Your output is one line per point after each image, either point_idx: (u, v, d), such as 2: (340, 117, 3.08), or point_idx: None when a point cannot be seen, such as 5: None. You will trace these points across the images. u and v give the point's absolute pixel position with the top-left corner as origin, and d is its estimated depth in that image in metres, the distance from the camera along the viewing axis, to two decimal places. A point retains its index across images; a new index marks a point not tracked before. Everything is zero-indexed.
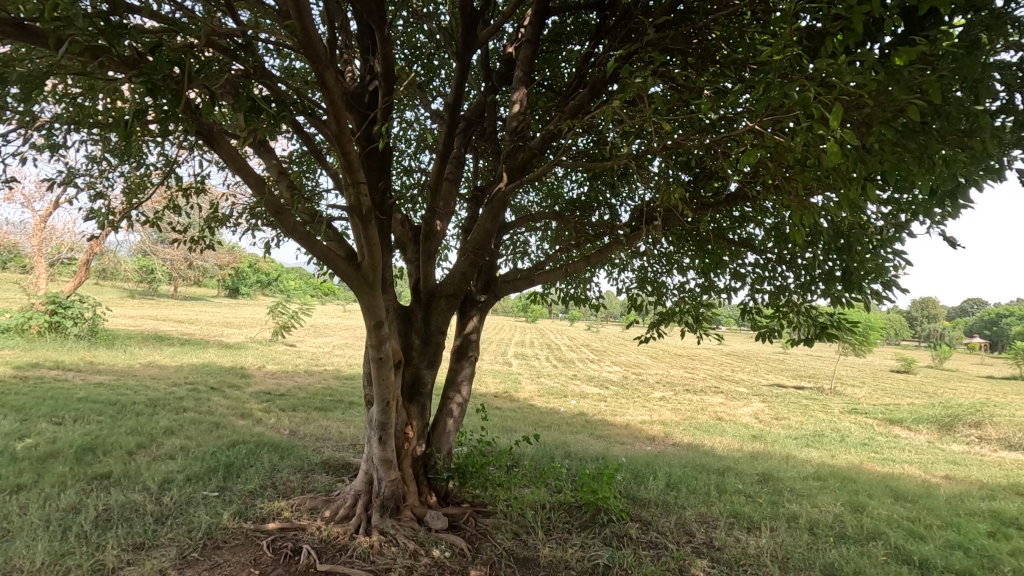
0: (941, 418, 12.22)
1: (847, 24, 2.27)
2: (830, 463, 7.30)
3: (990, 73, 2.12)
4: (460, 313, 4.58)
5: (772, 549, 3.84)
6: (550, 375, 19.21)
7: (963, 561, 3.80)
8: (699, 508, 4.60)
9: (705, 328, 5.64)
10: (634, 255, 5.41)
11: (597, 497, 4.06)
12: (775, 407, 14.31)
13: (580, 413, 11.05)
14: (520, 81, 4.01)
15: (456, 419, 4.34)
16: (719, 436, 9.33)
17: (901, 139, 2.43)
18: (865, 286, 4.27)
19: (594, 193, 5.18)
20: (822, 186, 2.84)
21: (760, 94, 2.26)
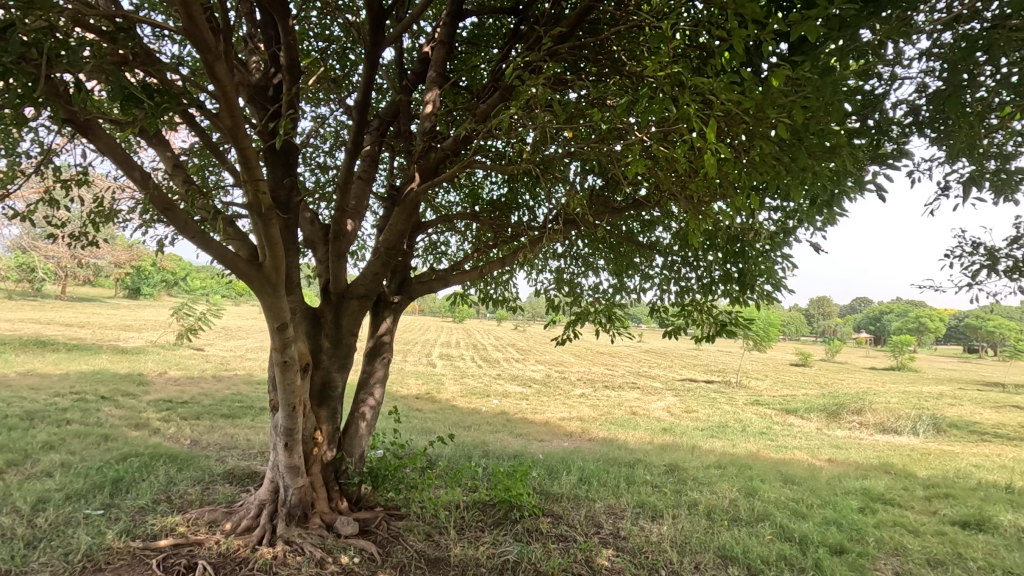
0: (828, 407, 13.44)
1: (730, 45, 2.46)
2: (731, 452, 7.83)
3: (845, 98, 2.38)
4: (372, 314, 4.48)
5: (673, 535, 4.07)
6: (474, 375, 19.25)
7: (836, 535, 4.21)
8: (608, 500, 4.80)
9: (618, 327, 5.88)
10: (551, 256, 5.56)
11: (511, 494, 4.15)
12: (687, 401, 15.12)
13: (501, 411, 11.16)
14: (433, 82, 3.98)
15: (369, 421, 4.25)
16: (633, 430, 9.76)
17: (778, 154, 2.66)
18: (756, 286, 4.63)
19: (513, 195, 5.27)
20: (714, 195, 3.05)
21: (651, 107, 2.41)
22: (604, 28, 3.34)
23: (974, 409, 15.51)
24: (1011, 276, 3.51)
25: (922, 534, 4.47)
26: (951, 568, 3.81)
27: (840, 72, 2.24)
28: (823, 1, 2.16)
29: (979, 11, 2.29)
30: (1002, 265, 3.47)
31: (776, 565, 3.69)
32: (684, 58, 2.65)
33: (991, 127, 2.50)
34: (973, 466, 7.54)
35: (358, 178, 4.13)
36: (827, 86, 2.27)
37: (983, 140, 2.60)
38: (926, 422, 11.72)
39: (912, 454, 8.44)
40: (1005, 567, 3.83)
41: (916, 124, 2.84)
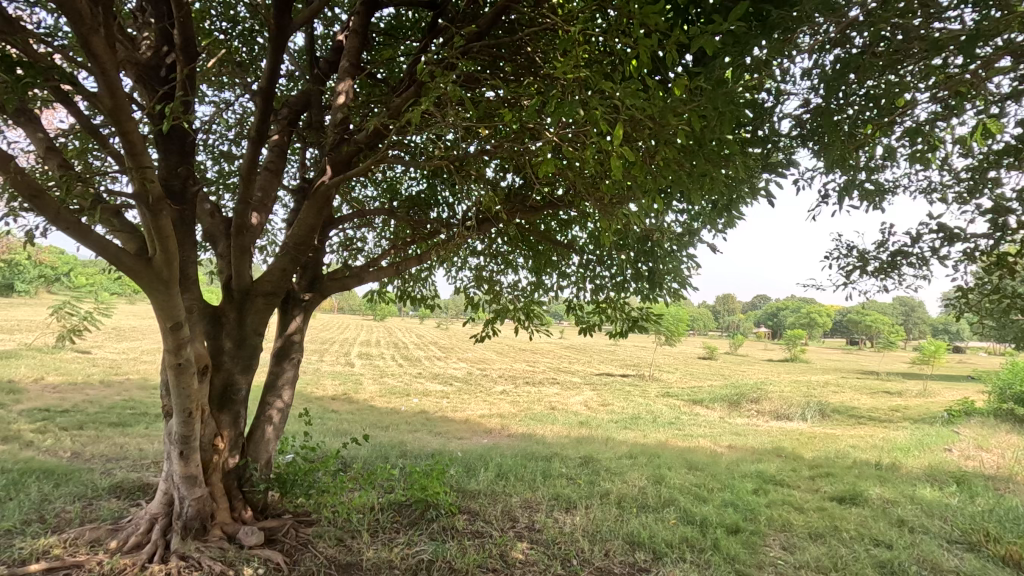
0: (730, 398, 14.45)
1: (637, 53, 2.57)
2: (642, 442, 8.22)
3: (737, 109, 2.55)
4: (281, 313, 4.26)
5: (585, 525, 4.21)
6: (394, 374, 18.88)
7: (732, 516, 4.54)
8: (524, 494, 4.88)
9: (535, 324, 5.98)
10: (470, 253, 5.56)
11: (427, 493, 4.12)
12: (603, 395, 15.68)
13: (421, 410, 11.02)
14: (346, 72, 3.84)
15: (277, 425, 4.04)
16: (551, 425, 9.98)
17: (680, 159, 2.80)
18: (664, 284, 4.88)
19: (432, 191, 5.21)
20: (624, 196, 3.17)
21: (561, 108, 2.46)
22: (521, 29, 3.37)
23: (852, 396, 17.28)
24: (878, 276, 3.93)
25: (806, 510, 4.92)
26: (828, 539, 4.21)
27: (733, 85, 2.40)
28: (719, 18, 2.31)
29: (851, 38, 2.54)
30: (871, 266, 3.87)
31: (679, 548, 3.92)
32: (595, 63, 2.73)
33: (859, 142, 2.79)
34: (850, 446, 8.40)
35: (265, 169, 3.91)
36: (721, 98, 2.43)
37: (854, 153, 2.90)
38: (812, 408, 12.91)
39: (800, 438, 9.28)
40: (872, 534, 4.29)
41: (801, 137, 3.11)
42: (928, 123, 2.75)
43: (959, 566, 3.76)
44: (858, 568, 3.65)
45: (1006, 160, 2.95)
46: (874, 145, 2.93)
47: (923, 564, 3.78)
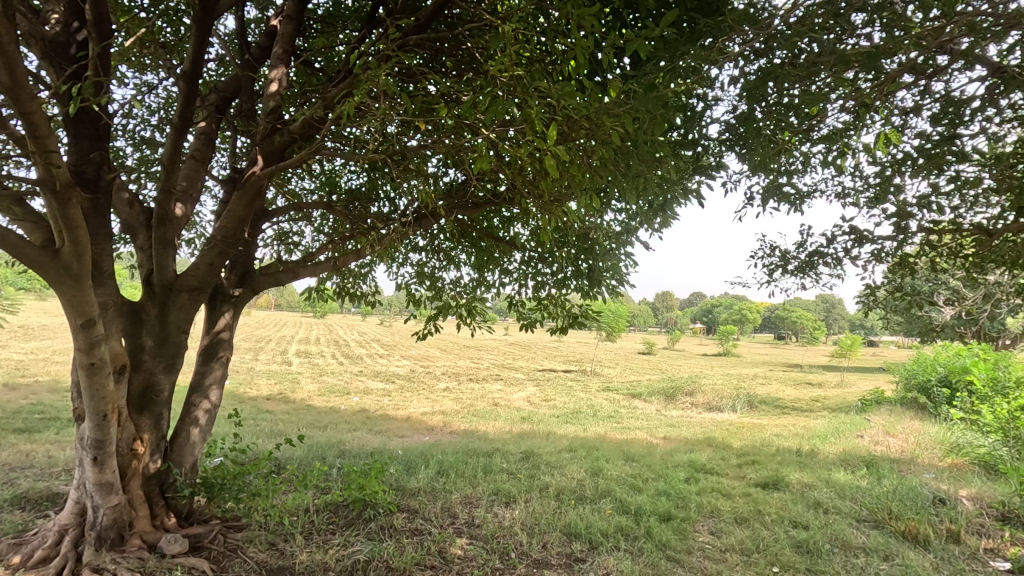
0: (666, 391, 15.00)
1: (574, 54, 2.61)
2: (582, 436, 8.39)
3: (666, 113, 2.64)
4: (208, 309, 4.05)
5: (524, 519, 4.27)
6: (334, 372, 18.39)
7: (665, 504, 4.72)
8: (465, 490, 4.88)
9: (478, 321, 5.98)
10: (412, 249, 5.49)
11: (365, 493, 4.05)
12: (546, 390, 15.89)
13: (361, 409, 10.79)
14: (279, 58, 3.68)
15: (203, 427, 3.85)
16: (493, 421, 10.02)
17: (616, 159, 2.88)
18: (604, 281, 4.99)
19: (373, 186, 5.10)
20: (562, 195, 3.23)
21: (497, 105, 2.47)
22: (462, 23, 3.34)
23: (778, 387, 18.33)
24: (797, 275, 4.19)
25: (732, 496, 5.19)
26: (752, 523, 4.46)
27: (664, 90, 2.50)
28: (651, 23, 2.38)
29: (772, 49, 2.68)
30: (791, 265, 4.12)
31: (614, 537, 4.04)
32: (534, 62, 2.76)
33: (779, 148, 2.97)
34: (774, 435, 8.91)
35: (190, 157, 3.71)
36: (653, 100, 2.51)
37: (775, 158, 3.08)
38: (742, 400, 13.62)
39: (729, 428, 9.75)
40: (790, 517, 4.57)
41: (728, 142, 3.26)
42: (839, 132, 2.96)
43: (866, 542, 4.07)
44: (777, 549, 3.88)
45: (906, 169, 3.22)
46: (793, 151, 3.13)
47: (835, 542, 4.07)
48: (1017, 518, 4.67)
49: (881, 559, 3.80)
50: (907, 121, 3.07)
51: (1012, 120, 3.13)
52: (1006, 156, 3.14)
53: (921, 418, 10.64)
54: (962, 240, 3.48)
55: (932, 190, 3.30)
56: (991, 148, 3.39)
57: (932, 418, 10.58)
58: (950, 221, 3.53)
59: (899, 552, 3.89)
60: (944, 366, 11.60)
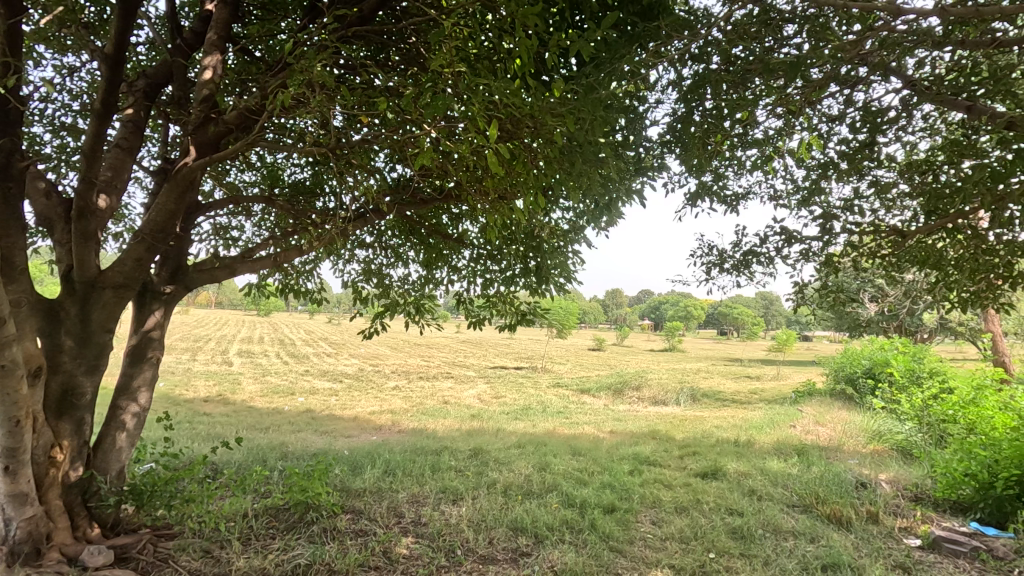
0: (614, 386, 15.34)
1: (518, 53, 2.63)
2: (531, 432, 8.47)
3: (606, 113, 2.70)
4: (136, 307, 3.83)
5: (470, 516, 4.27)
6: (278, 372, 17.81)
7: (609, 497, 4.84)
8: (411, 489, 4.84)
9: (426, 319, 5.93)
10: (358, 245, 5.38)
11: (308, 495, 3.95)
12: (497, 387, 15.92)
13: (306, 410, 10.49)
14: (214, 45, 3.50)
15: (131, 432, 3.66)
16: (443, 419, 9.97)
17: (560, 158, 2.93)
18: (551, 278, 5.05)
19: (317, 180, 4.96)
20: (508, 192, 3.25)
21: (438, 102, 2.46)
22: (407, 16, 3.29)
23: (719, 381, 19.11)
24: (733, 273, 4.37)
25: (673, 486, 5.37)
26: (690, 512, 4.63)
27: (604, 91, 2.55)
28: (591, 25, 2.43)
29: (708, 55, 2.80)
30: (728, 263, 4.30)
31: (559, 530, 4.10)
32: (478, 59, 2.75)
33: (714, 151, 3.09)
34: (714, 427, 9.26)
35: (115, 147, 3.48)
36: (595, 101, 2.56)
37: (711, 160, 3.20)
38: (685, 394, 14.10)
39: (672, 421, 10.07)
40: (727, 505, 4.77)
41: (668, 144, 3.37)
42: (768, 137, 3.11)
43: (795, 526, 4.31)
44: (713, 536, 4.05)
45: (830, 174, 3.42)
46: (727, 154, 3.26)
47: (767, 527, 4.28)
48: (928, 498, 5.05)
49: (807, 542, 4.03)
50: (831, 128, 3.26)
51: (923, 131, 3.38)
52: (918, 164, 3.39)
53: (848, 408, 11.33)
54: (880, 241, 3.72)
55: (854, 194, 3.52)
56: (907, 156, 3.64)
57: (857, 408, 11.28)
58: (869, 223, 3.78)
59: (824, 534, 4.13)
60: (869, 358, 12.40)
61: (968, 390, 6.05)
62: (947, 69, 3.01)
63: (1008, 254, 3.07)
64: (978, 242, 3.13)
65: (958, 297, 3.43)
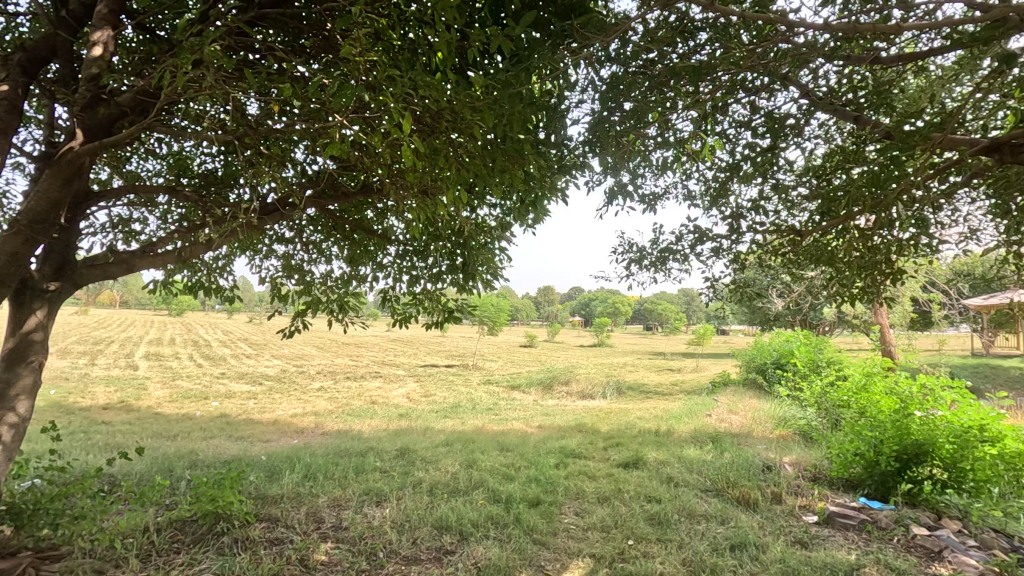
0: (543, 382, 15.58)
1: (436, 45, 2.58)
2: (460, 429, 8.43)
3: (524, 110, 2.70)
4: (15, 306, 3.43)
5: (394, 517, 4.19)
6: (191, 376, 16.69)
7: (534, 490, 4.90)
8: (333, 493, 4.68)
9: (350, 317, 5.74)
10: (276, 240, 5.12)
11: (218, 505, 3.72)
12: (427, 386, 15.74)
13: (221, 414, 9.90)
14: (104, 20, 3.11)
15: (9, 445, 3.28)
16: (369, 419, 9.73)
17: (480, 154, 2.92)
18: (478, 275, 5.02)
19: (230, 171, 4.64)
20: (430, 187, 3.19)
21: (347, 91, 2.36)
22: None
23: (643, 374, 19.91)
24: (652, 270, 4.54)
25: (597, 477, 5.53)
26: (612, 501, 4.78)
27: (522, 87, 2.55)
28: (508, 19, 2.41)
29: (624, 56, 2.86)
30: (648, 260, 4.45)
31: (484, 526, 4.10)
32: (395, 48, 2.67)
33: (629, 151, 3.19)
34: (636, 418, 9.63)
35: None
36: (513, 97, 2.56)
37: (627, 160, 3.30)
38: (611, 388, 14.56)
39: (598, 414, 10.37)
40: (646, 492, 4.97)
41: (588, 145, 3.44)
42: (681, 139, 3.25)
43: (707, 509, 4.55)
44: (632, 523, 4.20)
45: (738, 175, 3.62)
46: (643, 154, 3.38)
47: (682, 512, 4.49)
48: (824, 478, 5.50)
49: (718, 523, 4.26)
50: (739, 132, 3.45)
51: (820, 138, 3.64)
52: (815, 168, 3.66)
53: (758, 396, 12.13)
54: (782, 240, 3.99)
55: (760, 196, 3.75)
56: (807, 160, 3.91)
57: (766, 396, 12.10)
58: (773, 224, 4.04)
59: (733, 516, 4.39)
60: (776, 350, 13.34)
61: (860, 378, 6.60)
62: (839, 82, 3.26)
63: (888, 253, 3.38)
64: (863, 241, 3.43)
65: (849, 292, 3.73)
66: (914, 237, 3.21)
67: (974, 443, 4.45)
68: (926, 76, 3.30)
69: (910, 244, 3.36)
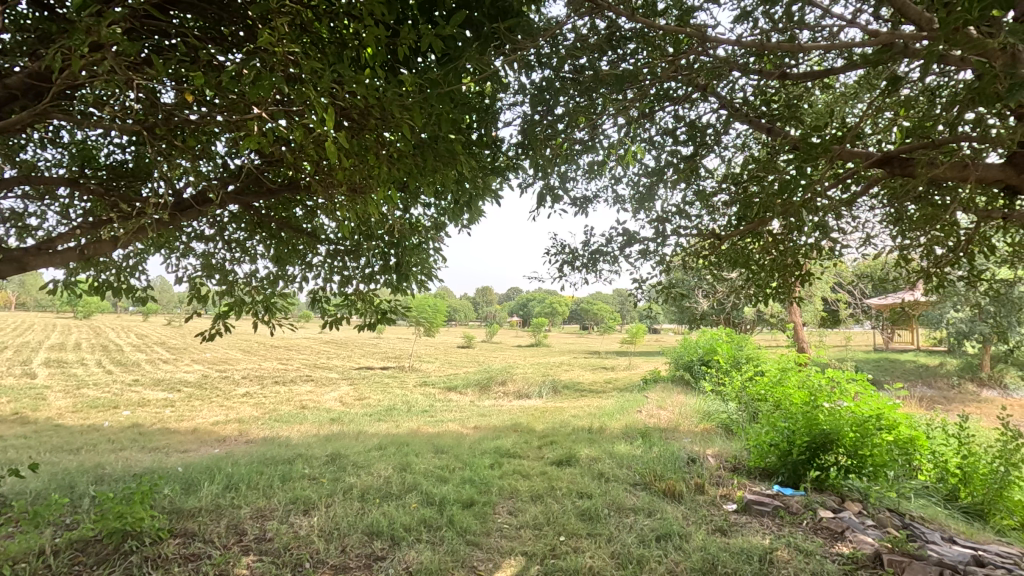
0: (480, 382, 15.60)
1: (363, 38, 2.50)
2: (394, 432, 8.28)
3: (454, 108, 2.68)
4: None
5: (323, 525, 4.06)
6: (98, 383, 15.43)
7: (468, 491, 4.89)
8: (257, 503, 4.46)
9: (276, 319, 5.49)
10: (195, 238, 4.82)
11: (126, 522, 3.46)
12: (361, 389, 15.34)
13: (133, 424, 9.21)
14: None
15: None
16: (298, 425, 9.37)
17: (412, 152, 2.87)
18: (412, 276, 4.92)
19: (142, 164, 4.32)
20: (360, 185, 3.10)
21: (265, 84, 2.24)
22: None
23: (578, 373, 20.37)
24: (584, 271, 4.63)
25: (531, 476, 5.59)
26: (545, 499, 4.84)
27: (452, 85, 2.53)
28: (438, 17, 2.39)
29: (555, 60, 2.90)
30: (579, 261, 4.54)
31: (416, 530, 4.05)
32: (319, 41, 2.56)
33: (559, 153, 3.23)
34: (570, 416, 9.84)
35: None
36: (442, 96, 2.53)
37: (558, 162, 3.36)
38: (546, 387, 14.78)
39: (533, 413, 10.49)
40: (578, 489, 5.08)
41: (520, 146, 3.47)
42: (611, 144, 3.34)
43: (635, 502, 4.71)
44: (564, 520, 4.28)
45: (663, 180, 3.76)
46: (574, 158, 3.44)
47: (612, 506, 4.62)
48: (743, 468, 5.83)
49: (645, 516, 4.42)
50: (665, 139, 3.58)
51: (738, 147, 3.85)
52: (735, 176, 3.86)
53: (685, 392, 12.70)
54: (704, 243, 4.20)
55: (683, 201, 3.92)
56: (727, 167, 4.12)
57: (693, 391, 12.69)
58: (696, 227, 4.24)
59: (659, 508, 4.56)
60: (701, 348, 14.03)
61: (775, 373, 7.05)
62: (756, 95, 3.45)
63: (797, 256, 3.62)
64: (775, 244, 3.66)
65: (764, 293, 3.96)
66: (821, 241, 3.45)
67: (872, 431, 4.89)
68: (831, 92, 3.56)
69: (818, 248, 3.61)
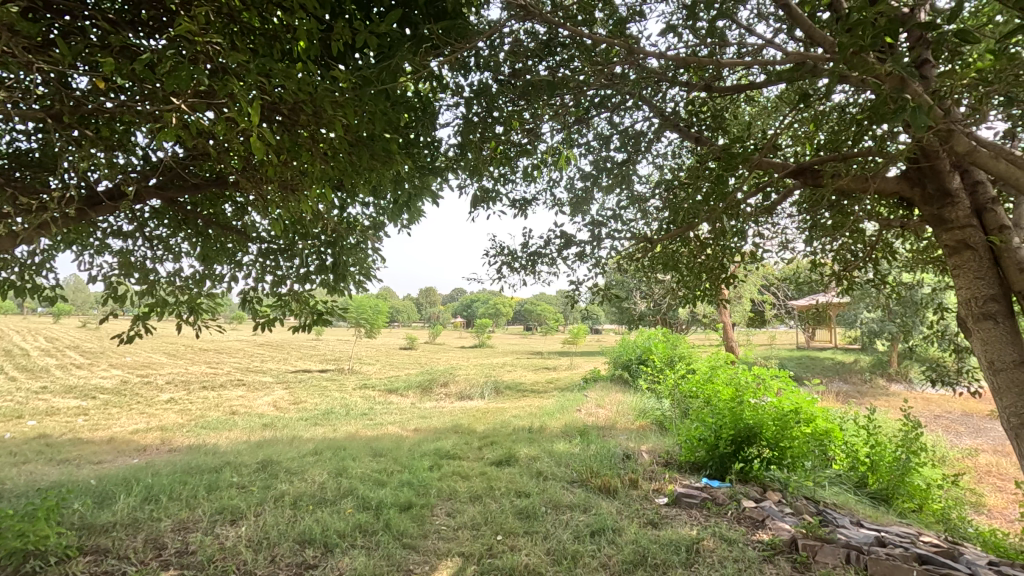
0: (421, 384, 15.41)
1: (293, 32, 2.42)
2: (331, 437, 8.06)
3: (389, 107, 2.64)
4: None
5: (251, 535, 3.90)
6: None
7: (406, 494, 4.83)
8: (179, 515, 4.23)
9: (203, 320, 5.22)
10: (111, 234, 4.52)
11: (28, 541, 3.18)
12: (296, 393, 14.81)
13: (39, 435, 8.49)
14: None
15: None
16: (228, 431, 8.94)
17: (346, 149, 2.80)
18: (349, 276, 4.81)
19: (49, 154, 3.99)
20: (291, 182, 3.00)
21: (186, 76, 2.14)
22: None
23: (520, 373, 20.53)
24: (523, 272, 4.68)
25: (470, 476, 5.59)
26: (483, 499, 4.86)
27: (386, 84, 2.50)
28: (373, 14, 2.35)
29: (493, 64, 2.92)
30: (518, 262, 4.59)
31: (351, 536, 3.96)
32: (247, 33, 2.46)
33: (497, 155, 3.26)
34: (511, 416, 9.89)
35: None
36: (377, 94, 2.49)
37: (497, 164, 3.39)
38: (488, 388, 14.81)
39: (474, 414, 10.48)
40: (516, 488, 5.12)
41: (460, 147, 3.46)
42: (548, 147, 3.39)
43: (572, 499, 4.81)
44: (501, 519, 4.31)
45: (599, 184, 3.87)
46: (513, 160, 3.48)
47: (549, 504, 4.70)
48: (674, 462, 6.07)
49: (581, 512, 4.52)
50: (601, 144, 3.68)
51: (670, 155, 4.01)
52: (666, 182, 4.02)
53: (623, 390, 13.05)
54: (638, 247, 4.35)
55: (618, 204, 4.04)
56: (659, 174, 4.28)
57: (630, 389, 13.08)
58: (631, 231, 4.38)
59: (595, 504, 4.67)
60: (638, 347, 14.47)
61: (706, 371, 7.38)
62: (687, 105, 3.61)
63: (723, 259, 3.81)
64: (703, 248, 3.84)
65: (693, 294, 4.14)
66: (744, 246, 3.65)
67: (792, 424, 5.28)
68: (755, 105, 3.77)
69: (741, 252, 3.81)
